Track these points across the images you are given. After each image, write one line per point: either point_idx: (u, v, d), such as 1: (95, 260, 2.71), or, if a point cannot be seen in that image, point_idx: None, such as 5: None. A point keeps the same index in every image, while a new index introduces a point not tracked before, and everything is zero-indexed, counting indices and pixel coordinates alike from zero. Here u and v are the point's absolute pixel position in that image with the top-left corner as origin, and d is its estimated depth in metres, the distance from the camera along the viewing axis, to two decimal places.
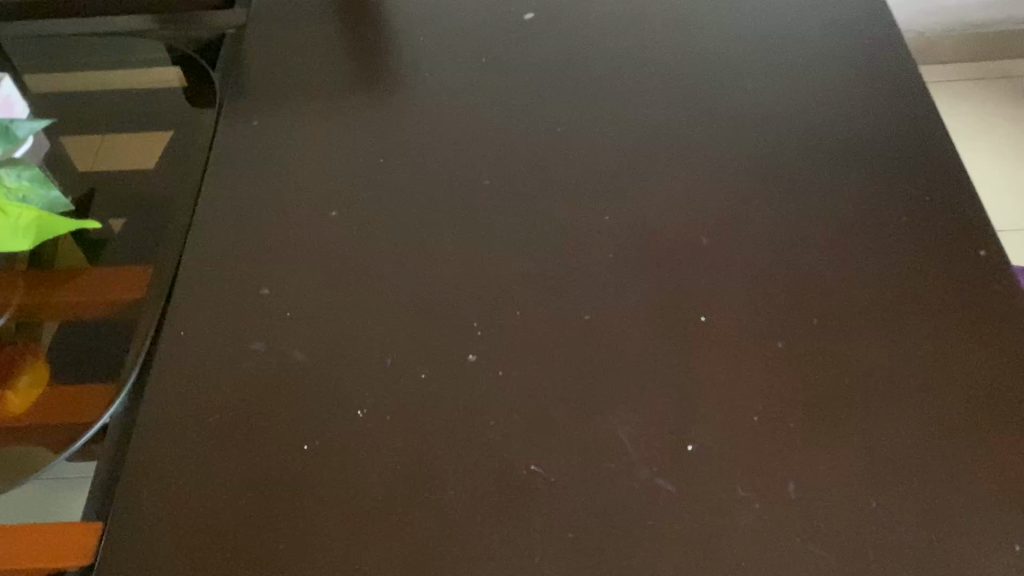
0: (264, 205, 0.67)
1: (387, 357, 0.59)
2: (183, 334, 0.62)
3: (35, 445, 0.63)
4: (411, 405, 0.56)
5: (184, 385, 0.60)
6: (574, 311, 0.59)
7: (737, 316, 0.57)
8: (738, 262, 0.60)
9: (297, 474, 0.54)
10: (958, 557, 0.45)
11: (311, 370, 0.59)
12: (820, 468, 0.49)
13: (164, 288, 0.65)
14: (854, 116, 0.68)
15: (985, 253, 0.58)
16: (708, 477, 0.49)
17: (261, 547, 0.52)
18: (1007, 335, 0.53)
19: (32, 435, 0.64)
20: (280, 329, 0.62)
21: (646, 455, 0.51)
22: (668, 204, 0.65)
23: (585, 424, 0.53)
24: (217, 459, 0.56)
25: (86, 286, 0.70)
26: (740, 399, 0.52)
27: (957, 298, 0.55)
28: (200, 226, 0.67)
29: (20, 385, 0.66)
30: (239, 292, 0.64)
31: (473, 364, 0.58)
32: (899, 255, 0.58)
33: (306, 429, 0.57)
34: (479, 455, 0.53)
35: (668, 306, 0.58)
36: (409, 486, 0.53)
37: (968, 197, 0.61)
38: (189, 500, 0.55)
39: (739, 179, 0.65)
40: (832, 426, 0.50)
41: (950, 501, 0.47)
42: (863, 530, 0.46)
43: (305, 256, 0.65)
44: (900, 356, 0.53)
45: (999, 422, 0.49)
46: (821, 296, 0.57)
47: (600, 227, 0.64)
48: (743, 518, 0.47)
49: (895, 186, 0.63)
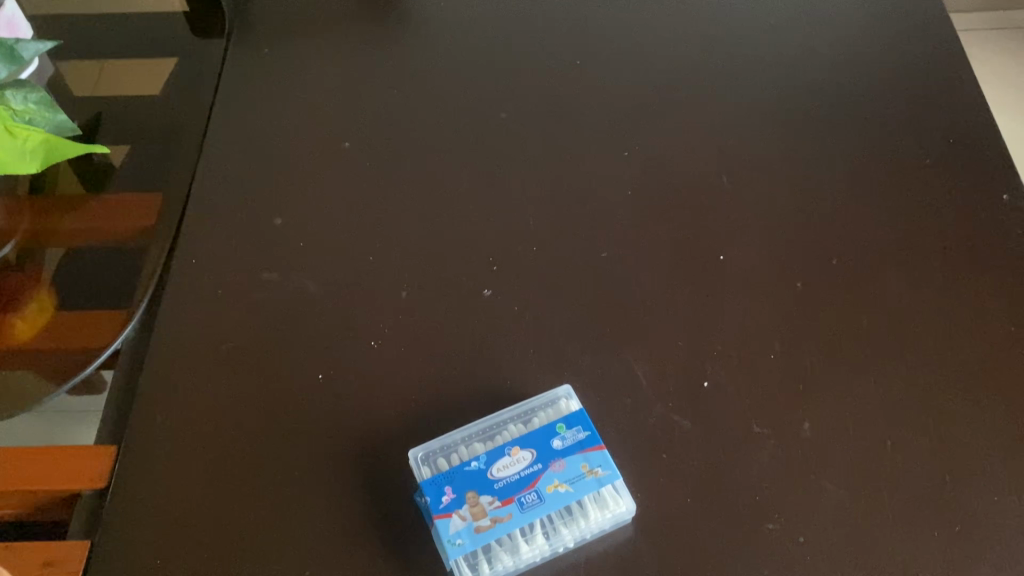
0: (280, 135, 0.68)
1: (404, 289, 0.58)
2: (194, 263, 0.61)
3: (31, 374, 0.59)
4: (427, 336, 0.56)
5: (189, 308, 0.58)
6: (594, 247, 0.60)
7: (751, 257, 0.59)
8: (754, 204, 0.62)
9: (308, 402, 0.53)
10: (961, 493, 0.48)
11: (325, 299, 0.58)
12: (831, 409, 0.51)
13: (172, 224, 0.65)
14: (870, 71, 0.70)
15: (1008, 198, 0.61)
16: (722, 413, 0.52)
17: (265, 475, 0.50)
18: (1012, 286, 0.57)
19: (30, 361, 0.60)
20: (293, 258, 0.60)
21: (666, 391, 0.53)
22: (683, 144, 0.66)
23: (607, 360, 0.54)
24: (224, 384, 0.54)
25: (93, 214, 0.68)
26: (756, 338, 0.55)
27: (963, 249, 0.59)
28: (212, 152, 0.67)
29: (29, 313, 0.62)
30: (251, 220, 0.63)
31: (491, 298, 0.58)
32: (908, 205, 0.61)
33: (318, 359, 0.55)
34: (498, 389, 0.53)
35: (687, 246, 0.60)
36: (426, 416, 0.52)
37: (986, 148, 0.64)
38: (188, 428, 0.52)
39: (754, 126, 0.67)
40: (842, 368, 0.53)
41: (955, 443, 0.50)
42: (872, 467, 0.49)
43: (320, 187, 0.65)
44: (906, 304, 0.56)
45: (995, 370, 0.53)
46: (834, 242, 0.60)
47: (619, 165, 0.65)
48: (759, 454, 0.50)
49: (907, 139, 0.65)
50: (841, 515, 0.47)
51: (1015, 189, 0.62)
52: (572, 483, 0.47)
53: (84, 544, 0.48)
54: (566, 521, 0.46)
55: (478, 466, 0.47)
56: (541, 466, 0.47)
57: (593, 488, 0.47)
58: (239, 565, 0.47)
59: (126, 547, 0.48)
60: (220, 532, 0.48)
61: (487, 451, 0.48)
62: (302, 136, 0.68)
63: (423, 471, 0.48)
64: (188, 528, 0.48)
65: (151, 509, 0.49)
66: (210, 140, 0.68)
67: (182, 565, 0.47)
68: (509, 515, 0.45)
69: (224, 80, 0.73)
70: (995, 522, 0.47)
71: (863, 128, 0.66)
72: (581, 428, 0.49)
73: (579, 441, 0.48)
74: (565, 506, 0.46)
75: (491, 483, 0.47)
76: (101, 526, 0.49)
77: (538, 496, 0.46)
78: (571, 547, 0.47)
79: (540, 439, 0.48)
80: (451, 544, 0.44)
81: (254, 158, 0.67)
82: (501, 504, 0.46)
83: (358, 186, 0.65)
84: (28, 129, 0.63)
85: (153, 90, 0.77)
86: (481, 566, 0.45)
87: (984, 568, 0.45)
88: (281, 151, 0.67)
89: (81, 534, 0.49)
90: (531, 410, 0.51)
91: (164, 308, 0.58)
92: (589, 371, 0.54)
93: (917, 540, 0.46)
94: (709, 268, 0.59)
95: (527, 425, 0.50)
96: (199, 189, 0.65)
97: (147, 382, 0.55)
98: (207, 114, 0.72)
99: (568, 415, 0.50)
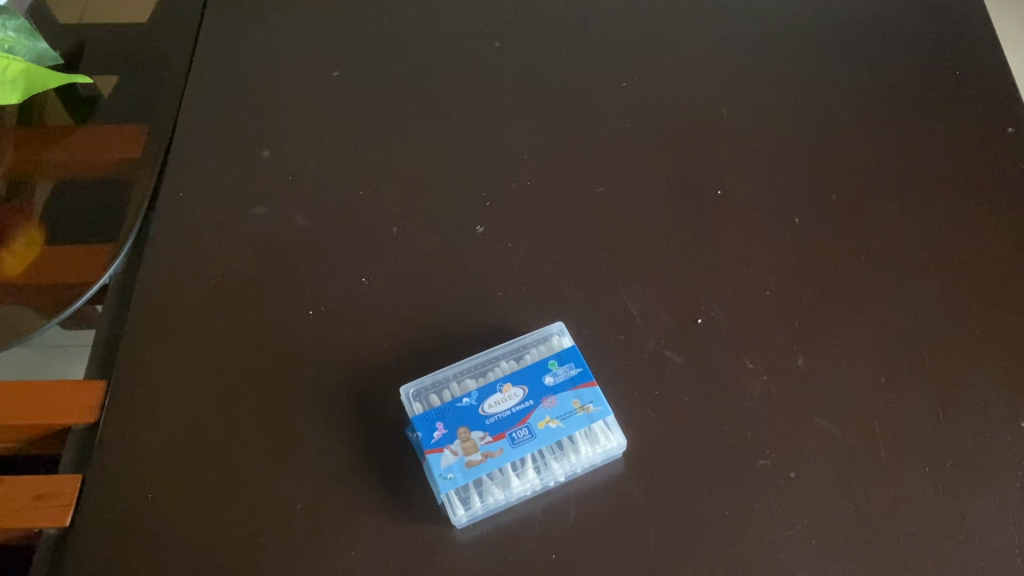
0: (268, 65, 0.66)
1: (396, 224, 0.57)
2: (181, 197, 0.59)
3: (18, 310, 0.57)
4: (419, 270, 0.55)
5: (177, 241, 0.57)
6: (589, 181, 0.59)
7: (750, 192, 0.58)
8: (754, 138, 0.61)
9: (298, 337, 0.53)
10: (959, 428, 0.48)
11: (315, 233, 0.57)
12: (828, 344, 0.51)
13: (158, 158, 0.63)
14: (872, 3, 0.69)
15: (1012, 131, 0.60)
16: (716, 350, 0.51)
17: (255, 411, 0.50)
18: (1013, 220, 0.56)
19: (15, 297, 0.58)
20: (282, 192, 0.59)
21: (660, 327, 0.52)
22: (682, 76, 0.64)
23: (602, 295, 0.54)
24: (214, 320, 0.54)
25: (78, 145, 0.65)
26: (752, 274, 0.54)
27: (967, 183, 0.58)
28: (199, 82, 0.66)
29: (19, 244, 0.60)
30: (239, 152, 0.61)
31: (483, 233, 0.57)
32: (911, 139, 0.60)
33: (309, 294, 0.54)
34: (491, 324, 0.53)
35: (685, 180, 0.59)
36: (418, 351, 0.52)
37: (991, 80, 0.63)
38: (177, 363, 0.52)
39: (754, 59, 0.65)
40: (840, 304, 0.53)
41: (952, 378, 0.50)
42: (868, 404, 0.49)
43: (310, 118, 0.63)
44: (906, 240, 0.55)
45: (993, 306, 0.52)
46: (834, 177, 0.58)
47: (616, 97, 0.64)
48: (753, 390, 0.49)
49: (909, 72, 0.64)
50: (834, 451, 0.47)
51: (1018, 122, 0.61)
52: (563, 419, 0.46)
53: (76, 479, 0.48)
54: (557, 456, 0.46)
55: (469, 402, 0.47)
56: (531, 403, 0.47)
57: (584, 425, 0.47)
58: (230, 499, 0.47)
59: (116, 483, 0.48)
60: (210, 467, 0.48)
61: (478, 388, 0.48)
62: (291, 65, 0.66)
63: (414, 407, 0.48)
64: (179, 463, 0.48)
65: (139, 445, 0.49)
66: (197, 70, 0.66)
67: (172, 499, 0.47)
68: (500, 450, 0.45)
69: (210, 9, 0.71)
70: (990, 456, 0.47)
71: (865, 62, 0.65)
72: (573, 365, 0.49)
73: (570, 377, 0.48)
74: (556, 442, 0.46)
75: (483, 419, 0.46)
76: (92, 461, 0.48)
77: (529, 432, 0.46)
78: (561, 482, 0.47)
79: (531, 375, 0.48)
80: (443, 478, 0.44)
81: (242, 88, 0.65)
82: (492, 440, 0.46)
83: (349, 118, 0.63)
84: (6, 58, 0.62)
85: (143, 19, 0.75)
86: (472, 500, 0.45)
87: (974, 502, 0.46)
88: (270, 82, 0.65)
89: (73, 468, 0.49)
90: (523, 347, 0.51)
91: (152, 241, 0.57)
92: (581, 307, 0.53)
93: (910, 474, 0.46)
94: (706, 203, 0.58)
95: (519, 362, 0.49)
96: (186, 121, 0.63)
97: (135, 318, 0.54)
98: (193, 41, 0.69)
99: (561, 353, 0.49)
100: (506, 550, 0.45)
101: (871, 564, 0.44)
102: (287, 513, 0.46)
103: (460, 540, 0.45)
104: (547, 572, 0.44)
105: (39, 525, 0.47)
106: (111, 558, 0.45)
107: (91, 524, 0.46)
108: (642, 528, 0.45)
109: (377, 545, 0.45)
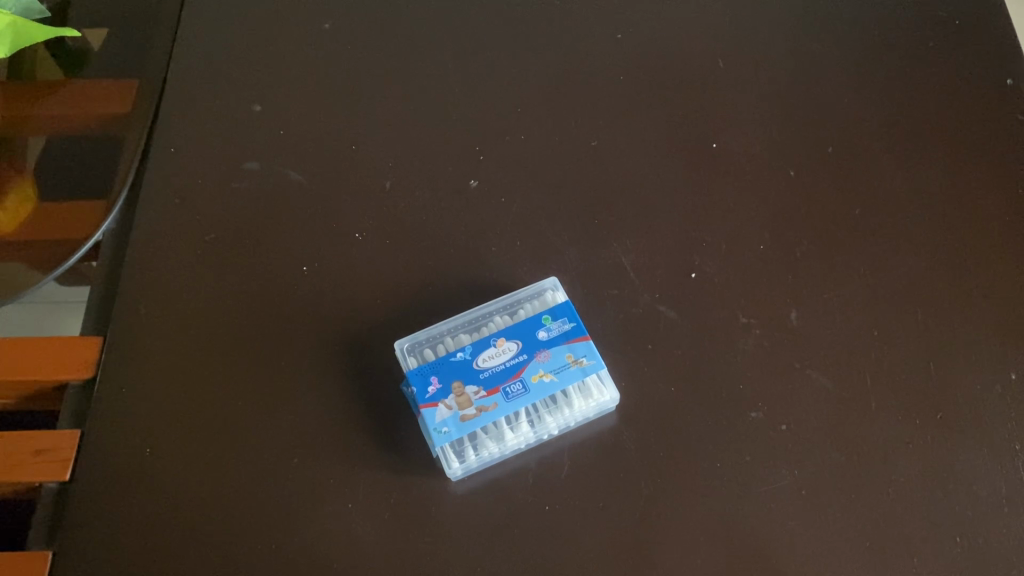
0: (259, 19, 0.65)
1: (389, 178, 0.57)
2: (173, 152, 0.59)
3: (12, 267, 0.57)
4: (412, 225, 0.55)
5: (170, 196, 0.57)
6: (584, 135, 0.59)
7: (746, 145, 0.58)
8: (750, 91, 0.60)
9: (291, 293, 0.53)
10: (951, 381, 0.48)
11: (307, 188, 0.57)
12: (820, 299, 0.51)
13: (149, 112, 0.62)
14: None
15: (1011, 82, 0.60)
16: (709, 303, 0.51)
17: (249, 367, 0.50)
18: (1010, 172, 0.56)
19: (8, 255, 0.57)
20: (273, 146, 0.59)
21: (652, 282, 0.52)
22: (678, 28, 0.64)
23: (595, 251, 0.54)
24: (208, 276, 0.53)
25: (68, 98, 0.64)
26: (746, 228, 0.54)
27: (965, 136, 0.57)
28: (189, 36, 0.65)
29: (10, 204, 0.59)
30: (231, 107, 0.61)
31: (477, 188, 0.57)
32: (908, 91, 0.60)
33: (302, 250, 0.54)
34: (484, 279, 0.53)
35: (680, 134, 0.58)
36: (411, 306, 0.52)
37: (991, 31, 0.62)
38: (172, 319, 0.52)
39: (752, 10, 0.64)
40: (833, 258, 0.53)
41: (945, 331, 0.50)
42: (859, 357, 0.49)
43: (302, 71, 0.62)
44: (902, 193, 0.55)
45: (988, 259, 0.52)
46: (831, 130, 0.58)
47: (612, 49, 0.63)
48: (745, 343, 0.50)
49: (908, 24, 0.63)
50: (824, 403, 0.48)
51: (1018, 74, 0.60)
52: (557, 373, 0.47)
53: (75, 434, 0.48)
54: (550, 409, 0.47)
55: (463, 357, 0.47)
56: (525, 358, 0.47)
57: (578, 378, 0.47)
58: (227, 453, 0.47)
59: (113, 437, 0.48)
60: (206, 423, 0.48)
61: (473, 342, 0.48)
62: (282, 18, 0.65)
63: (409, 361, 0.48)
64: (175, 418, 0.48)
65: (137, 401, 0.49)
66: (187, 24, 0.66)
67: (169, 453, 0.47)
68: (494, 404, 0.46)
69: None
70: (981, 408, 0.47)
71: (863, 13, 0.64)
72: (567, 320, 0.48)
73: (564, 332, 0.48)
74: (550, 395, 0.46)
75: (476, 373, 0.46)
76: (90, 416, 0.49)
77: (523, 386, 0.46)
78: (554, 435, 0.47)
79: (525, 330, 0.48)
80: (438, 432, 0.45)
81: (232, 42, 0.64)
82: (486, 394, 0.46)
83: (341, 72, 0.62)
84: None
85: None
86: (466, 453, 0.46)
87: (963, 453, 0.46)
88: (260, 35, 0.65)
89: (70, 423, 0.50)
90: (518, 302, 0.51)
91: (144, 197, 0.57)
92: (576, 262, 0.53)
93: (900, 426, 0.47)
94: (702, 157, 0.57)
95: (513, 317, 0.50)
96: (177, 77, 0.63)
97: (129, 275, 0.54)
98: None
99: (555, 308, 0.49)
100: (500, 503, 0.45)
101: (858, 512, 0.45)
102: (282, 466, 0.47)
103: (455, 492, 0.46)
104: (540, 522, 0.45)
105: (38, 480, 0.47)
106: (110, 510, 0.46)
107: (89, 479, 0.47)
108: (634, 479, 0.46)
109: (372, 496, 0.46)
